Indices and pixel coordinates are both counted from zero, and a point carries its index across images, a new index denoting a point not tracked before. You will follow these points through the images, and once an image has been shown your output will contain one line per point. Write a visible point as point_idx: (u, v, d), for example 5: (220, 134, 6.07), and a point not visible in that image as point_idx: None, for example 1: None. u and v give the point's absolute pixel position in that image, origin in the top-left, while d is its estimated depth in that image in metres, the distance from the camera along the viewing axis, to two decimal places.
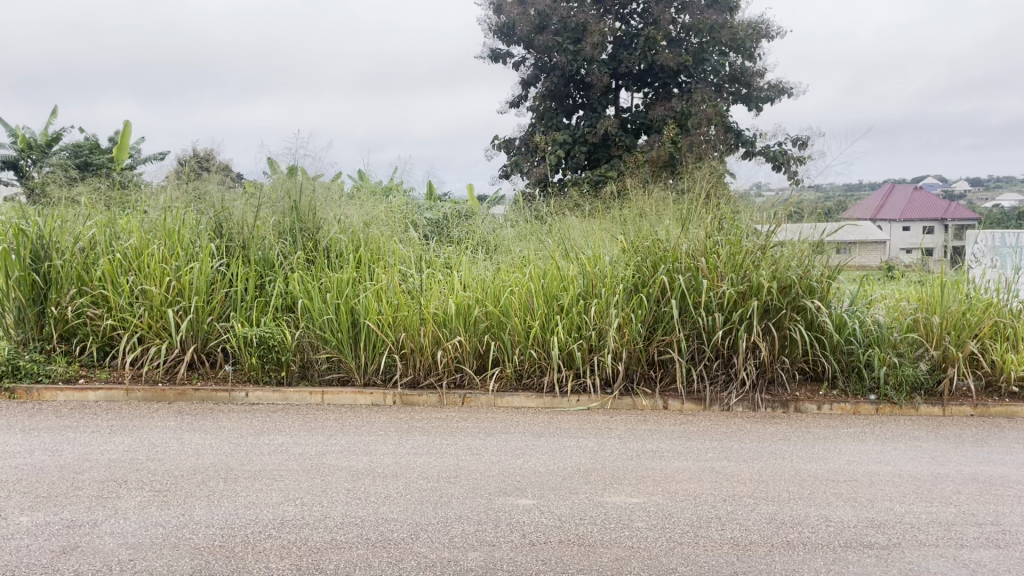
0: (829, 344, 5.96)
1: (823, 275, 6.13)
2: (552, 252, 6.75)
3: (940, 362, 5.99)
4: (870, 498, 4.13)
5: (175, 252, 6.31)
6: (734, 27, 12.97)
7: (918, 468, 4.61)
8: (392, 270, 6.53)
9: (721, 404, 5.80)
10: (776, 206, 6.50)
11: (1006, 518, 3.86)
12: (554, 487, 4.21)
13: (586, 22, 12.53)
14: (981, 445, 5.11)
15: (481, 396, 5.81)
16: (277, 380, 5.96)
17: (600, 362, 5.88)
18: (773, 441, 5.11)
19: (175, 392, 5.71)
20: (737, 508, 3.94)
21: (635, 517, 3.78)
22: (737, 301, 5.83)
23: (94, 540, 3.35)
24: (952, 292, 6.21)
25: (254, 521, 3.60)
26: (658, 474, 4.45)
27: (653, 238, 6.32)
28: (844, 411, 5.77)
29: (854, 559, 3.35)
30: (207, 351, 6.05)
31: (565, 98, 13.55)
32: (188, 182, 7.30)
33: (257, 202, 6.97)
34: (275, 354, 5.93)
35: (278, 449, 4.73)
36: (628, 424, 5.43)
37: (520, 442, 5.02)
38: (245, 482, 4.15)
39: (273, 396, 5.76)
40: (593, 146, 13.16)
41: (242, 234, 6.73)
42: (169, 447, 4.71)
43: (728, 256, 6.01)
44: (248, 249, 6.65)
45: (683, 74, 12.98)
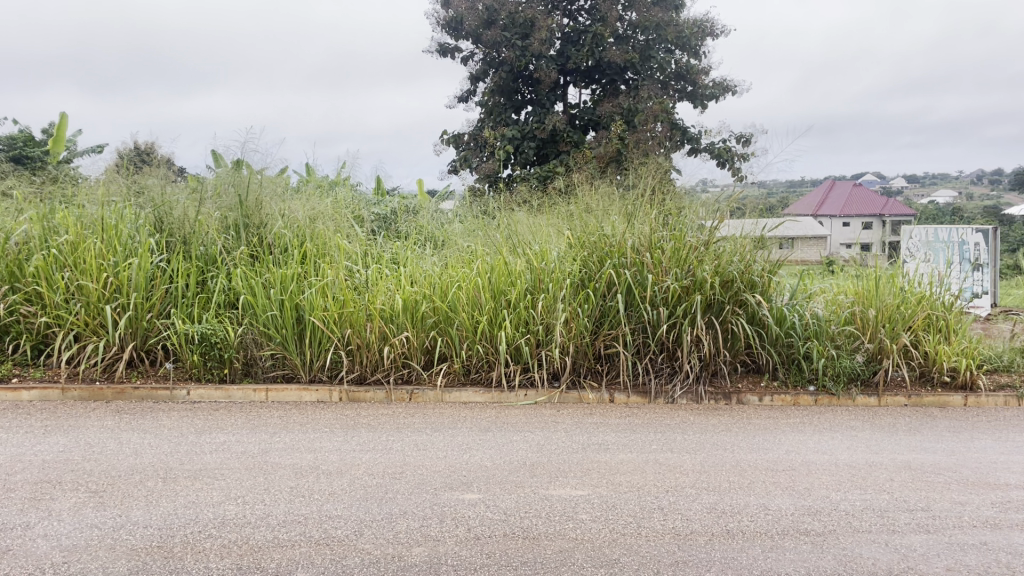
0: (769, 337, 6.15)
1: (764, 271, 6.29)
2: (500, 248, 6.79)
3: (876, 354, 6.24)
4: (808, 486, 4.29)
5: (112, 248, 6.23)
6: (680, 25, 13.18)
7: (854, 457, 4.80)
8: (336, 266, 6.49)
9: (666, 397, 5.94)
10: (720, 202, 6.64)
11: (937, 503, 4.04)
12: (499, 481, 4.28)
13: (534, 17, 12.59)
14: (914, 434, 5.32)
15: (428, 392, 5.84)
16: (219, 377, 5.89)
17: (548, 356, 5.98)
18: (716, 432, 5.26)
19: (113, 391, 5.61)
20: (680, 498, 4.06)
21: (579, 510, 3.88)
22: (682, 296, 6.00)
23: (25, 543, 3.31)
24: (887, 285, 6.49)
25: (193, 521, 3.59)
26: (602, 466, 4.56)
27: (599, 233, 6.44)
28: (785, 402, 5.94)
29: (791, 546, 3.48)
30: (147, 349, 5.98)
31: (514, 94, 13.58)
32: (127, 176, 7.18)
33: (199, 197, 6.88)
34: (217, 351, 5.87)
35: (218, 448, 4.70)
36: (574, 417, 5.52)
37: (467, 437, 5.07)
38: (184, 481, 4.12)
39: (214, 394, 5.71)
40: (542, 142, 13.24)
41: (182, 229, 6.67)
42: (105, 447, 4.65)
43: (673, 251, 6.21)
44: (189, 244, 6.60)
45: (630, 71, 13.14)
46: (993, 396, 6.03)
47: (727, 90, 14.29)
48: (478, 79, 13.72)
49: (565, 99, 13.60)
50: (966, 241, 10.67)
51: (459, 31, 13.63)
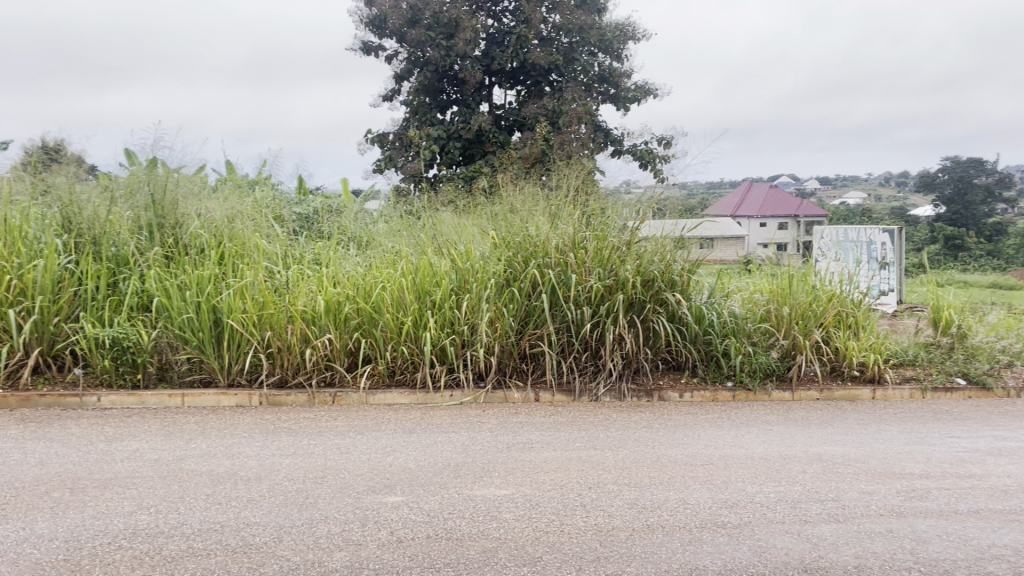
0: (689, 335, 6.30)
1: (684, 269, 6.47)
2: (424, 248, 6.73)
3: (790, 350, 6.42)
4: (725, 480, 4.42)
5: (16, 250, 5.98)
6: (603, 28, 13.35)
7: (769, 450, 4.97)
8: (256, 266, 6.35)
9: (590, 395, 6.00)
10: (641, 203, 6.84)
11: (846, 494, 4.22)
12: (423, 483, 4.27)
13: (458, 17, 12.56)
14: (826, 426, 5.54)
15: (351, 395, 5.77)
16: (132, 383, 5.73)
17: (473, 356, 5.98)
18: (638, 429, 5.37)
19: (18, 399, 5.38)
20: (601, 495, 4.13)
21: (503, 509, 3.91)
22: (604, 295, 6.14)
23: None
24: (800, 283, 6.76)
25: (102, 533, 3.48)
26: (526, 465, 4.60)
27: (524, 234, 6.50)
28: (704, 398, 6.09)
29: (708, 539, 3.58)
30: (54, 354, 5.75)
31: (439, 93, 13.49)
32: (34, 175, 6.91)
33: (110, 196, 6.66)
34: (129, 356, 5.71)
35: (130, 456, 4.56)
36: (499, 417, 5.54)
37: (391, 439, 5.04)
38: (93, 492, 3.98)
39: (127, 400, 5.54)
40: (467, 142, 13.22)
41: (92, 228, 6.44)
42: (8, 458, 4.45)
43: (596, 250, 6.34)
44: (99, 245, 6.37)
45: (554, 73, 13.23)
46: (899, 388, 6.31)
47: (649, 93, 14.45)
48: (402, 77, 13.59)
49: (490, 99, 13.59)
50: (873, 241, 11.11)
51: (382, 29, 13.49)
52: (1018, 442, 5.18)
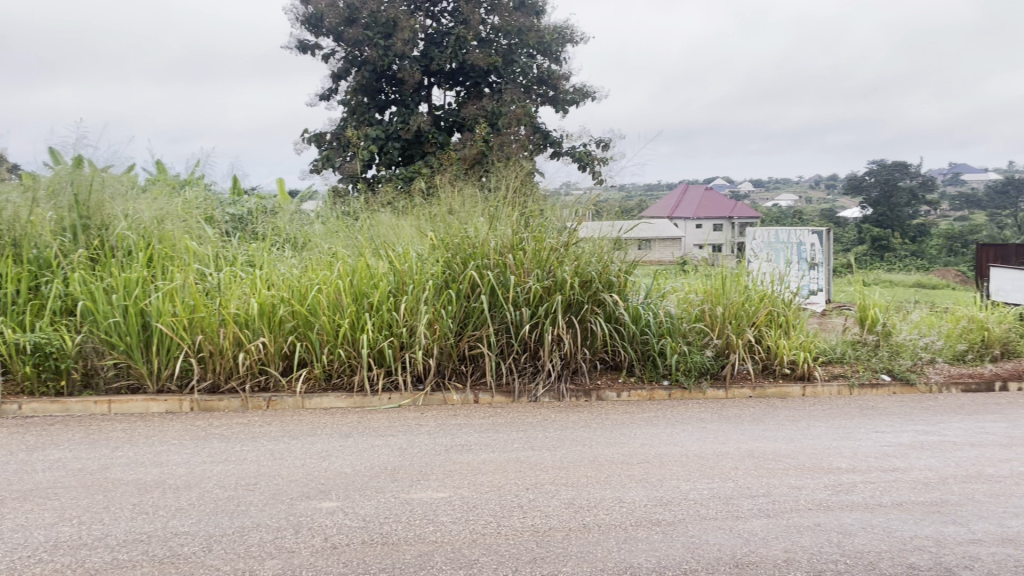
0: (627, 335, 6.32)
1: (621, 270, 6.51)
2: (362, 249, 6.61)
3: (723, 349, 6.51)
4: (660, 478, 4.44)
5: None
6: (542, 30, 13.37)
7: (703, 448, 5.02)
8: (187, 268, 6.15)
9: (529, 396, 5.96)
10: (579, 204, 6.87)
11: (776, 489, 4.28)
12: (359, 487, 4.18)
13: (396, 17, 12.41)
14: (758, 423, 5.61)
15: (286, 399, 5.60)
16: (56, 391, 5.52)
17: (411, 359, 5.89)
18: (576, 429, 5.36)
19: None
20: (538, 496, 4.10)
21: (440, 512, 3.84)
22: (543, 296, 6.13)
23: None
24: (733, 283, 6.83)
25: (21, 546, 3.31)
26: (464, 467, 4.54)
27: (463, 235, 6.44)
28: (641, 397, 6.11)
29: (643, 537, 3.58)
30: None
31: (377, 93, 13.28)
32: None
33: (32, 196, 6.40)
34: (52, 362, 5.49)
35: (52, 465, 4.35)
36: (437, 419, 5.46)
37: (326, 443, 4.91)
38: (12, 504, 3.79)
39: (51, 407, 5.32)
40: (406, 143, 13.06)
41: (12, 230, 6.15)
42: None
43: (534, 252, 6.32)
44: (20, 247, 6.09)
45: (493, 74, 13.16)
46: (827, 386, 6.43)
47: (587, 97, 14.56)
48: (339, 77, 13.35)
49: (429, 99, 13.46)
50: (803, 242, 11.49)
51: (318, 28, 13.23)
52: (939, 436, 5.34)
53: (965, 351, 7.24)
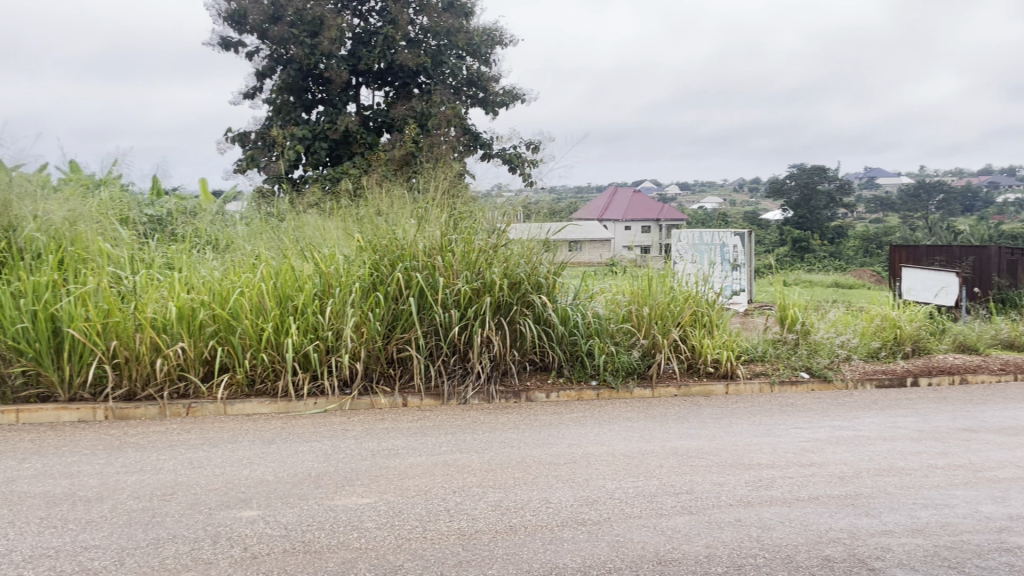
0: (555, 336, 6.22)
1: (550, 271, 6.43)
2: (287, 251, 6.32)
3: (649, 349, 6.42)
4: (587, 477, 4.35)
5: None
6: (470, 32, 13.19)
7: (630, 447, 4.94)
8: (100, 271, 5.75)
9: (459, 398, 5.77)
10: (509, 206, 6.77)
11: (699, 486, 4.23)
12: (281, 495, 3.96)
13: (322, 16, 12.03)
14: (682, 422, 5.55)
15: (207, 406, 5.33)
16: None
17: (338, 363, 5.62)
18: (504, 431, 5.22)
19: None
20: (466, 499, 3.97)
21: (365, 518, 3.67)
22: (472, 298, 5.96)
23: None
24: (658, 284, 6.75)
25: None
26: (390, 472, 4.36)
27: (391, 237, 6.25)
28: (570, 397, 6.01)
29: (569, 537, 3.49)
30: None
31: (304, 92, 12.85)
32: None
33: None
34: None
35: None
36: (364, 423, 5.25)
37: (248, 450, 4.66)
38: None
39: None
40: (334, 143, 12.65)
41: None
42: None
43: (463, 253, 6.18)
44: None
45: (422, 74, 12.83)
46: (749, 383, 6.42)
47: (519, 100, 14.49)
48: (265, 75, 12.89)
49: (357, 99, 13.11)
50: (726, 243, 11.61)
51: (242, 25, 12.76)
52: (854, 430, 5.39)
53: (878, 348, 7.43)
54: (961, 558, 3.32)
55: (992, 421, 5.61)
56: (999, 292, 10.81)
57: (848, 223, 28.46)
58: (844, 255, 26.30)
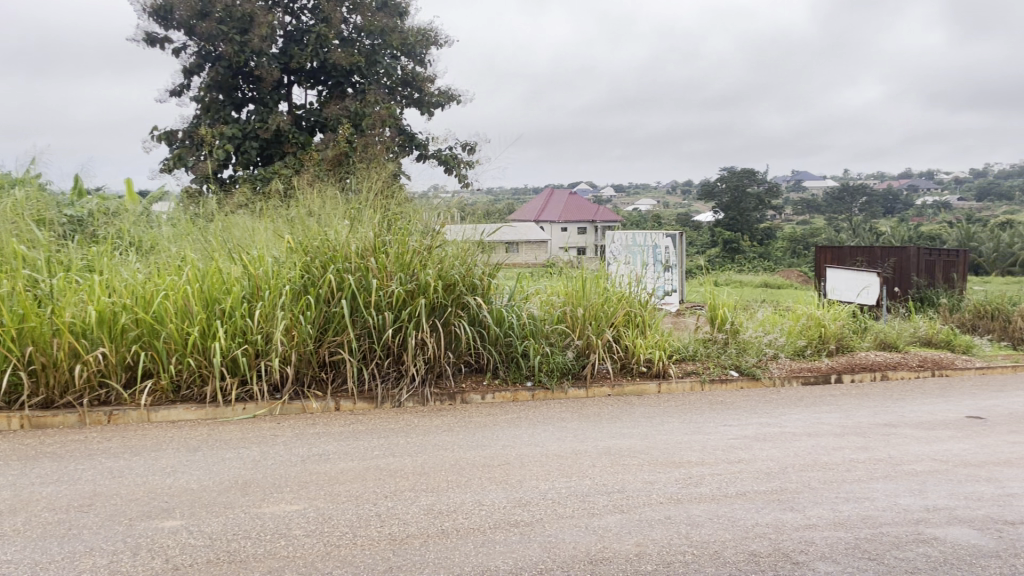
0: (489, 337, 5.91)
1: (485, 273, 6.04)
2: (213, 253, 5.79)
3: (584, 349, 6.19)
4: (520, 478, 4.09)
5: None
6: (406, 32, 12.06)
7: (562, 447, 4.67)
8: (13, 275, 5.26)
9: (393, 402, 5.42)
10: (445, 207, 6.35)
11: (630, 485, 4.01)
12: (206, 504, 3.63)
13: (253, 12, 10.67)
14: (616, 421, 5.32)
15: (130, 413, 4.90)
16: None
17: (268, 367, 5.22)
18: (438, 433, 4.88)
19: None
20: (398, 503, 3.68)
21: (293, 525, 3.38)
22: (406, 300, 5.53)
23: None
24: (593, 285, 6.50)
25: None
26: (320, 477, 4.03)
27: (322, 238, 5.78)
28: (504, 399, 5.70)
29: (500, 539, 3.27)
30: None
31: (233, 90, 11.48)
32: None
33: None
34: None
35: None
36: (295, 428, 4.85)
37: (172, 459, 4.28)
38: None
39: None
40: (265, 142, 11.39)
41: None
42: None
43: (397, 255, 5.72)
44: None
45: (356, 74, 11.74)
46: (681, 381, 6.24)
47: (454, 101, 14.12)
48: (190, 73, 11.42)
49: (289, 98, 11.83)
50: (659, 244, 11.40)
51: (168, 19, 11.11)
52: (779, 427, 5.28)
53: (803, 346, 7.41)
54: (879, 549, 3.21)
55: (911, 415, 5.67)
56: (917, 291, 11.08)
57: (774, 225, 29.25)
58: (773, 256, 26.88)
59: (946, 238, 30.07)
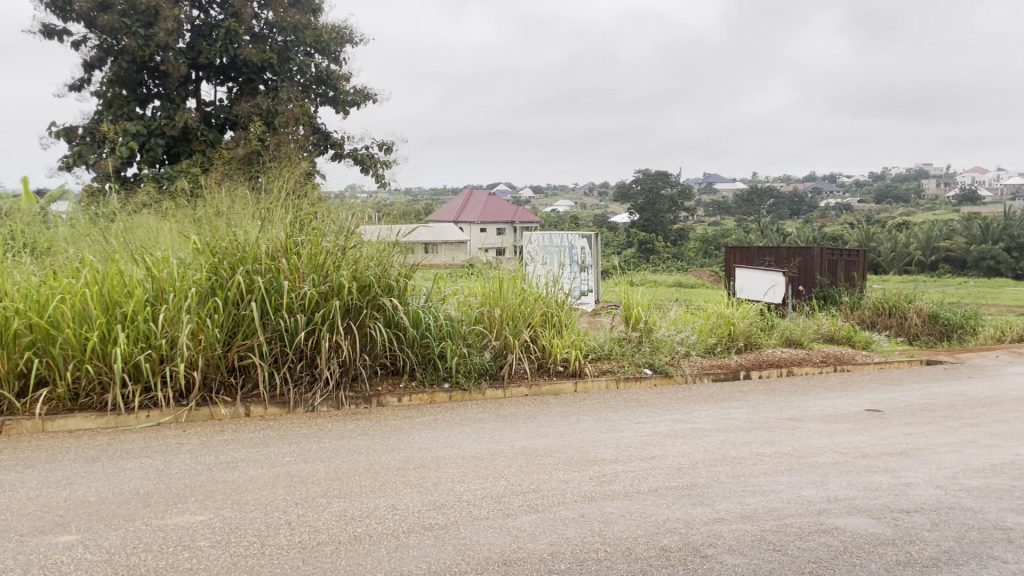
0: (406, 339, 5.55)
1: (401, 274, 5.73)
2: (113, 254, 5.25)
3: (501, 350, 5.94)
4: (435, 481, 3.86)
5: None
6: (319, 29, 11.24)
7: (478, 448, 4.46)
8: None
9: (306, 406, 5.05)
10: (357, 207, 5.97)
11: (546, 484, 3.86)
12: (105, 516, 3.30)
13: (157, 3, 9.75)
14: (533, 420, 5.14)
15: (24, 422, 4.44)
16: None
17: (173, 373, 4.77)
18: (353, 437, 4.56)
19: None
20: (309, 509, 3.42)
21: (197, 536, 3.10)
22: (319, 302, 5.15)
23: None
24: (509, 285, 6.26)
25: None
26: (227, 486, 3.70)
27: (231, 238, 5.29)
28: (422, 401, 5.37)
29: (414, 543, 3.08)
30: None
31: (138, 85, 10.48)
32: None
33: None
34: None
35: None
36: (201, 435, 4.47)
37: (67, 470, 3.88)
38: None
39: None
40: (172, 139, 10.46)
41: None
42: None
43: (310, 256, 5.32)
44: None
45: (268, 70, 10.89)
46: (596, 380, 6.12)
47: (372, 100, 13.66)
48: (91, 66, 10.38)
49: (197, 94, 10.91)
50: (574, 245, 11.10)
51: (65, 10, 10.07)
52: (691, 423, 5.25)
53: (714, 344, 7.40)
54: (784, 540, 3.18)
55: (813, 410, 5.75)
56: (821, 289, 11.24)
57: (686, 226, 29.82)
58: (685, 256, 27.38)
59: (848, 238, 31.32)
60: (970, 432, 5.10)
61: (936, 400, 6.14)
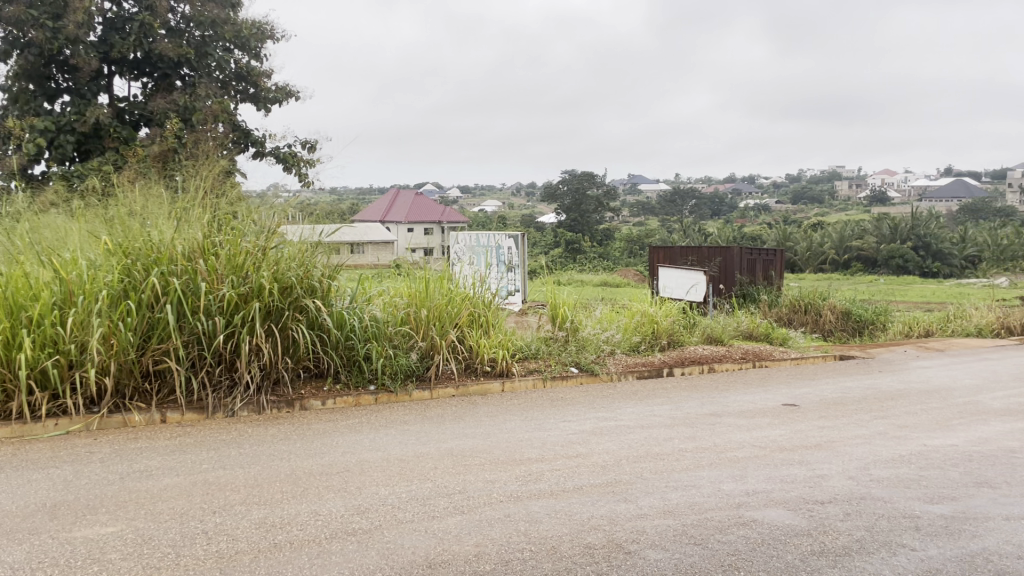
0: (331, 342, 5.31)
1: (324, 276, 5.46)
2: (17, 256, 4.90)
3: (428, 350, 5.78)
4: (359, 485, 3.70)
5: None
6: (239, 24, 10.81)
7: (404, 450, 4.32)
8: None
9: (226, 411, 4.78)
10: (279, 205, 5.73)
11: (472, 485, 3.75)
12: (6, 531, 3.03)
13: None
14: (459, 421, 5.01)
15: None
16: None
17: (83, 379, 4.45)
18: (275, 442, 4.35)
19: None
20: (227, 517, 3.22)
21: (107, 549, 2.87)
22: (238, 304, 4.88)
23: None
24: (435, 285, 6.05)
25: None
26: (140, 496, 3.46)
27: (145, 238, 5.00)
28: (346, 404, 5.18)
29: (337, 549, 2.92)
30: None
31: (45, 79, 9.88)
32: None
33: None
34: None
35: None
36: (114, 443, 4.18)
37: None
38: None
39: None
40: (83, 136, 9.87)
41: None
42: None
43: (229, 257, 5.03)
44: None
45: (186, 66, 10.42)
46: (523, 379, 6.04)
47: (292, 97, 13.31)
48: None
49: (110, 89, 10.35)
50: (501, 246, 10.84)
51: None
52: (615, 420, 5.22)
53: (639, 342, 7.41)
54: (704, 534, 3.15)
55: (733, 405, 5.81)
56: (741, 288, 11.33)
57: (611, 226, 30.12)
58: (611, 255, 27.65)
59: (766, 238, 32.18)
60: (879, 424, 5.22)
61: (849, 393, 6.29)
